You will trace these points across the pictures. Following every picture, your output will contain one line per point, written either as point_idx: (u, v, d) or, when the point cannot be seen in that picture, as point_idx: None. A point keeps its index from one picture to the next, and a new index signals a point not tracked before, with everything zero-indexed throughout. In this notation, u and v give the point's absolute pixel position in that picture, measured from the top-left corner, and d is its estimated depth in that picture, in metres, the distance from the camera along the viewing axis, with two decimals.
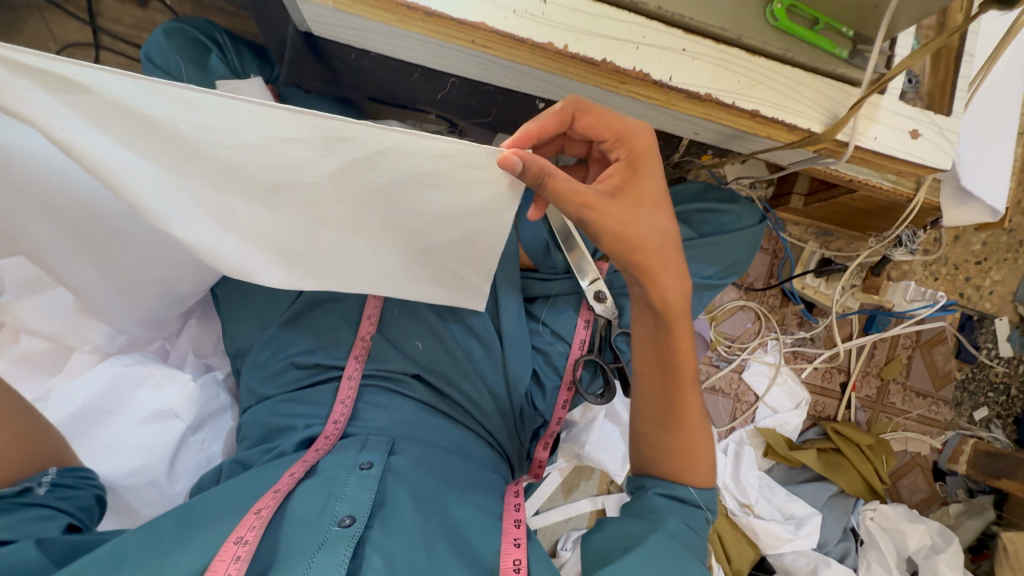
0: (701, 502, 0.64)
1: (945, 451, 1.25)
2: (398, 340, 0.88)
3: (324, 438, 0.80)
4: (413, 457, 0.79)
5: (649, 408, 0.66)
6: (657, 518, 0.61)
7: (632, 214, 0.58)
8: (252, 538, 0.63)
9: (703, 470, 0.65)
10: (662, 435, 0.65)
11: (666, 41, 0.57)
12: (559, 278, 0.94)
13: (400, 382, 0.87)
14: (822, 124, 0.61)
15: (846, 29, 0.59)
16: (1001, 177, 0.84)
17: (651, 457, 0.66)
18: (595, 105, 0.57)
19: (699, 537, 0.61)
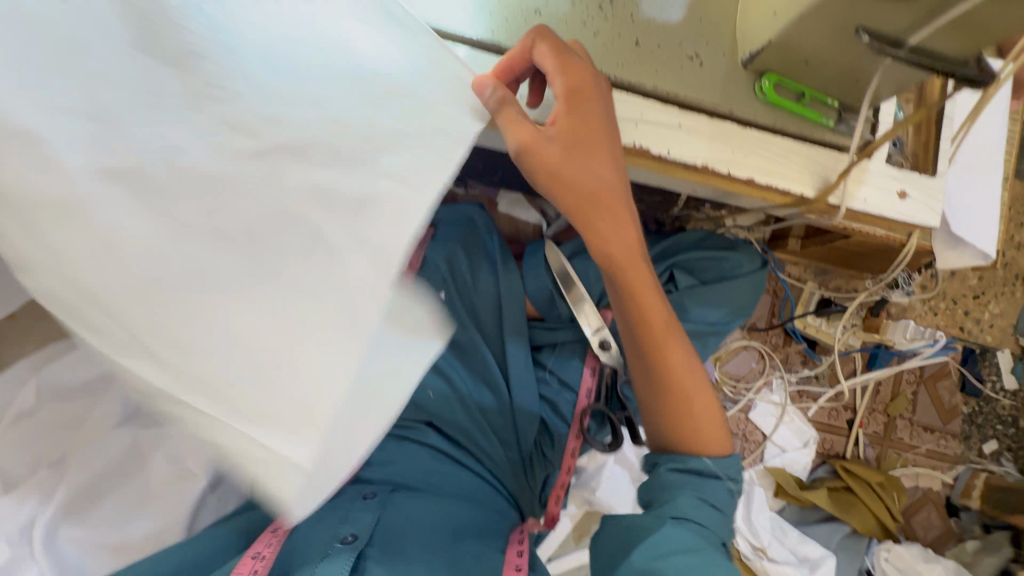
0: (721, 474, 0.61)
1: (957, 486, 1.24)
2: (411, 391, 0.93)
3: None
4: (416, 502, 0.81)
5: (639, 376, 0.65)
6: (668, 496, 0.59)
7: (576, 149, 0.54)
8: (267, 554, 0.67)
9: (717, 437, 0.63)
10: (666, 416, 0.63)
11: (661, 116, 0.61)
12: (564, 326, 0.97)
13: (411, 430, 0.92)
14: (814, 189, 0.64)
15: (831, 101, 0.63)
16: (991, 223, 0.87)
17: (658, 431, 0.65)
18: (547, 32, 0.53)
19: (717, 510, 0.59)
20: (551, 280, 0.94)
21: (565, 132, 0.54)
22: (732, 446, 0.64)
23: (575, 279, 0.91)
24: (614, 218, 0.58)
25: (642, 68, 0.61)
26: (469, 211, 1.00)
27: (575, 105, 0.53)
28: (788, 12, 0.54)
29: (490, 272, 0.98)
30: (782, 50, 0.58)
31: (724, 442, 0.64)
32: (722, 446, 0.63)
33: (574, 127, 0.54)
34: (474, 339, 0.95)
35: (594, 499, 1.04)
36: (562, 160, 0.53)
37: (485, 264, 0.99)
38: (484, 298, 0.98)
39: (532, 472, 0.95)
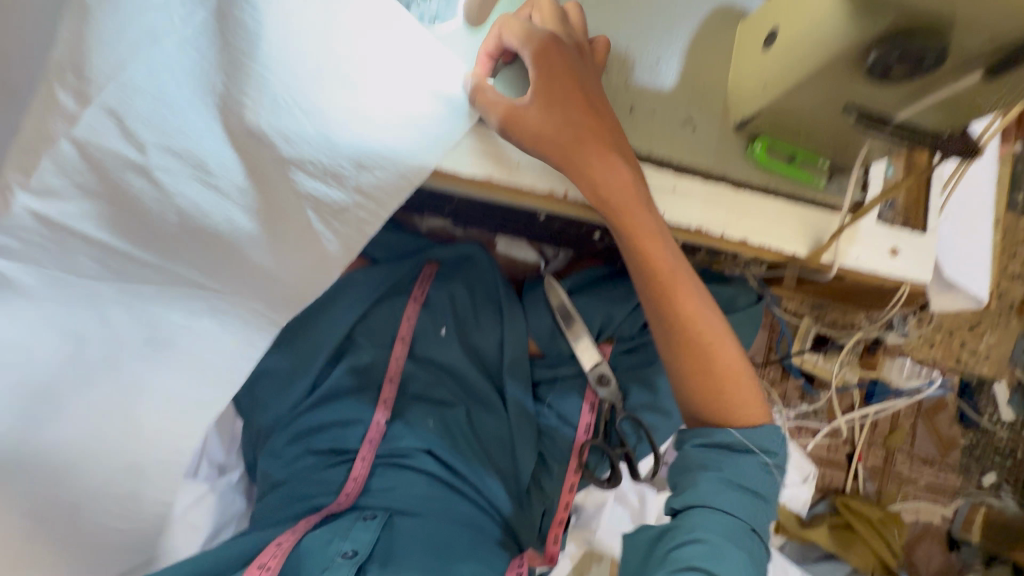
0: (751, 447, 0.63)
1: (957, 519, 1.24)
2: (410, 421, 0.93)
3: (345, 493, 0.88)
4: (414, 526, 0.86)
5: (665, 342, 0.66)
6: (692, 484, 0.62)
7: (561, 111, 0.59)
8: (273, 564, 0.75)
9: (749, 405, 0.65)
10: (696, 384, 0.65)
11: (654, 182, 0.64)
12: (564, 363, 0.97)
13: (410, 456, 0.91)
14: (808, 247, 0.66)
15: (823, 160, 0.64)
16: (982, 266, 0.88)
17: (689, 394, 0.66)
18: (506, 20, 0.59)
19: (742, 489, 0.62)
20: (553, 318, 0.96)
21: (547, 96, 0.58)
22: (767, 416, 0.67)
23: (575, 317, 0.92)
24: (611, 163, 0.60)
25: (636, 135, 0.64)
26: (469, 250, 0.99)
27: (543, 61, 0.57)
28: (776, 86, 0.56)
29: (493, 312, 0.98)
30: (772, 119, 0.60)
31: (756, 411, 0.66)
32: (754, 417, 0.65)
33: (554, 86, 0.58)
34: (472, 374, 0.96)
35: (594, 539, 1.04)
36: (547, 129, 0.59)
37: (487, 303, 0.99)
38: (486, 335, 0.98)
39: (529, 500, 0.94)
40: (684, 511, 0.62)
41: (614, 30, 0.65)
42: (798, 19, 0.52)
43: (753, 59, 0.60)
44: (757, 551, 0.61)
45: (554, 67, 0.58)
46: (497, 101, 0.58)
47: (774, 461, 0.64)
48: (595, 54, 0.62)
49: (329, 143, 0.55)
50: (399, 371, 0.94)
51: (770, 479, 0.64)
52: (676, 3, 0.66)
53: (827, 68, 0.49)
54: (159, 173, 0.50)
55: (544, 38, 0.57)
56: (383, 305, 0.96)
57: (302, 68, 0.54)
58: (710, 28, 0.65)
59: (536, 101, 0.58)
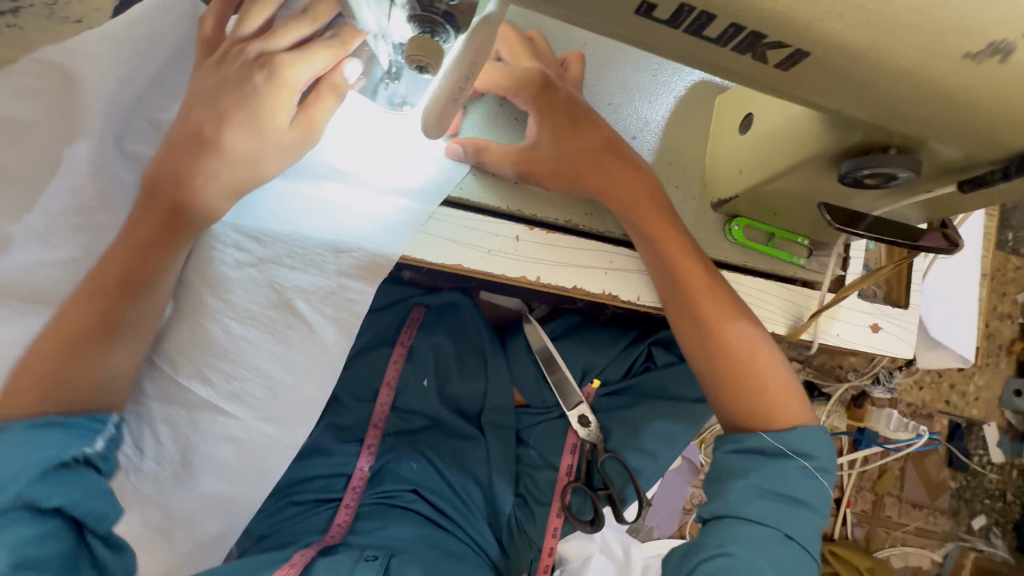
0: (787, 449, 0.56)
1: (946, 564, 1.23)
2: (393, 462, 0.86)
3: (336, 524, 0.79)
4: (415, 560, 0.72)
5: (696, 351, 0.60)
6: (720, 492, 0.56)
7: (569, 139, 0.57)
8: None
9: (782, 410, 0.58)
10: (731, 393, 0.59)
11: (631, 263, 0.63)
12: (551, 413, 0.88)
13: (398, 496, 0.83)
14: (786, 326, 0.65)
15: (802, 239, 0.64)
16: (968, 326, 0.87)
17: (721, 404, 0.60)
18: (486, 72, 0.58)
19: (781, 496, 0.54)
20: (536, 366, 0.89)
21: (552, 127, 0.57)
22: (810, 418, 0.60)
23: (560, 363, 0.86)
24: (622, 164, 0.58)
25: None
26: (452, 297, 0.92)
27: (543, 102, 0.57)
28: (751, 172, 0.55)
29: (478, 362, 0.91)
30: (749, 202, 0.59)
31: (799, 415, 0.59)
32: (789, 418, 0.58)
33: (557, 117, 0.57)
34: (458, 422, 0.89)
35: None
36: (550, 147, 0.57)
37: (472, 352, 0.92)
38: (468, 387, 0.90)
39: (514, 544, 0.86)
40: (713, 520, 0.56)
41: (598, 97, 0.63)
42: (775, 112, 0.52)
43: (730, 141, 0.59)
44: (803, 562, 0.53)
45: (557, 106, 0.57)
46: (507, 152, 0.57)
47: (817, 464, 0.56)
48: (568, 72, 0.61)
49: (302, 238, 0.58)
50: (383, 418, 0.87)
51: (814, 485, 0.55)
52: (656, 78, 0.65)
53: (801, 166, 0.49)
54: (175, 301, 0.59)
55: (537, 77, 0.57)
56: (365, 357, 0.89)
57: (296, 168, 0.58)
58: (691, 103, 0.65)
59: (544, 135, 0.57)
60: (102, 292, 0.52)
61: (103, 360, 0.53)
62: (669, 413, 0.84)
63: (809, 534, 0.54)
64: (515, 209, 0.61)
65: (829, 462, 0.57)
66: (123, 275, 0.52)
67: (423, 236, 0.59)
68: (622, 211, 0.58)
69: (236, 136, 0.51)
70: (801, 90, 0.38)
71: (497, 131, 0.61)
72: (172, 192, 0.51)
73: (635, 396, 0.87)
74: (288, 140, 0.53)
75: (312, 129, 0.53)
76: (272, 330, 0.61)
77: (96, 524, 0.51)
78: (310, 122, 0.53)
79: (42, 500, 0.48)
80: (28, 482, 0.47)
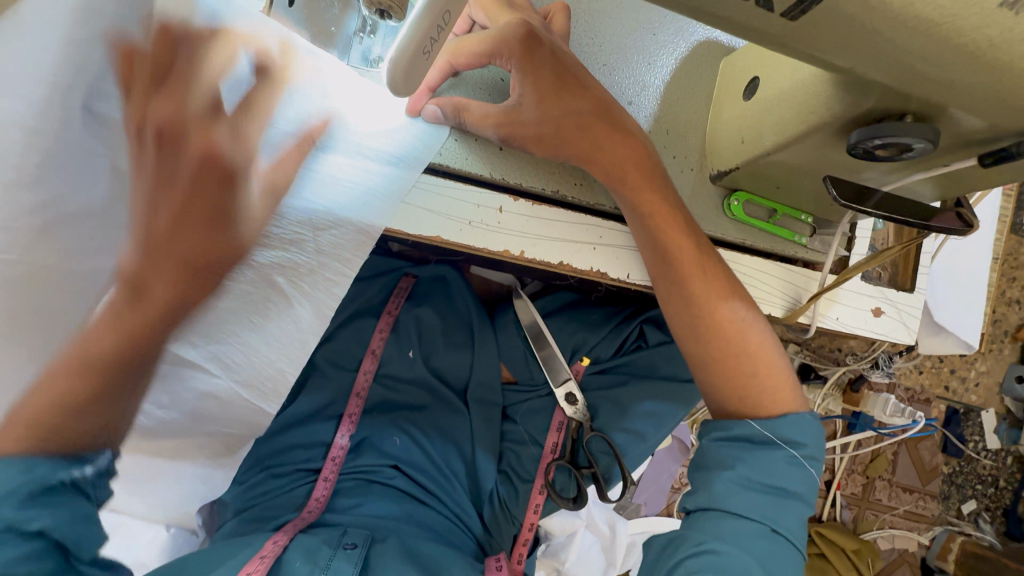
0: (775, 438, 0.54)
1: (933, 547, 1.23)
2: (375, 439, 0.84)
3: (314, 500, 0.78)
4: (397, 545, 0.71)
5: (683, 330, 0.57)
6: (704, 482, 0.54)
7: (557, 102, 0.53)
8: None
9: (773, 396, 0.56)
10: (718, 376, 0.56)
11: (621, 239, 0.60)
12: (539, 391, 0.87)
13: (378, 472, 0.82)
14: (782, 309, 0.62)
15: (806, 216, 0.60)
16: (975, 310, 0.84)
17: (708, 387, 0.57)
18: (456, 43, 0.53)
19: (767, 490, 0.52)
20: (524, 344, 0.87)
21: (536, 87, 0.52)
22: (801, 405, 0.57)
23: (549, 340, 0.84)
24: (616, 134, 0.54)
25: None
26: (441, 270, 0.91)
27: (527, 61, 0.51)
28: (754, 142, 0.51)
29: (465, 337, 0.89)
30: (751, 175, 0.55)
31: (788, 402, 0.56)
32: (779, 405, 0.56)
33: (541, 76, 0.52)
34: (443, 396, 0.87)
35: (562, 569, 0.97)
36: (535, 114, 0.53)
37: (460, 326, 0.90)
38: (453, 360, 0.88)
39: (496, 521, 0.86)
40: (696, 512, 0.54)
41: (592, 58, 0.59)
42: (785, 73, 0.47)
43: (734, 108, 0.55)
44: (789, 556, 0.51)
45: (542, 64, 0.52)
46: (488, 114, 0.53)
47: (805, 453, 0.54)
48: (551, 25, 0.56)
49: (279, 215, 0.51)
50: (366, 387, 0.85)
51: (803, 474, 0.54)
52: (656, 38, 0.60)
53: (809, 135, 0.45)
54: None
55: (519, 28, 0.51)
56: (348, 328, 0.86)
57: None
58: (693, 66, 0.60)
59: (527, 95, 0.52)
60: (94, 371, 0.43)
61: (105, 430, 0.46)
62: (659, 394, 0.82)
63: (795, 525, 0.53)
64: (499, 176, 0.57)
65: (817, 450, 0.55)
66: (128, 356, 0.44)
67: (403, 206, 0.56)
68: (610, 181, 0.55)
69: (195, 132, 0.42)
70: (810, 45, 0.34)
71: (476, 91, 0.58)
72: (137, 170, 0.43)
73: (625, 375, 0.85)
74: (237, 128, 0.45)
75: (261, 110, 0.47)
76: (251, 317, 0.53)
77: (75, 551, 0.46)
78: (257, 104, 0.46)
79: (20, 523, 0.42)
80: (12, 505, 0.41)
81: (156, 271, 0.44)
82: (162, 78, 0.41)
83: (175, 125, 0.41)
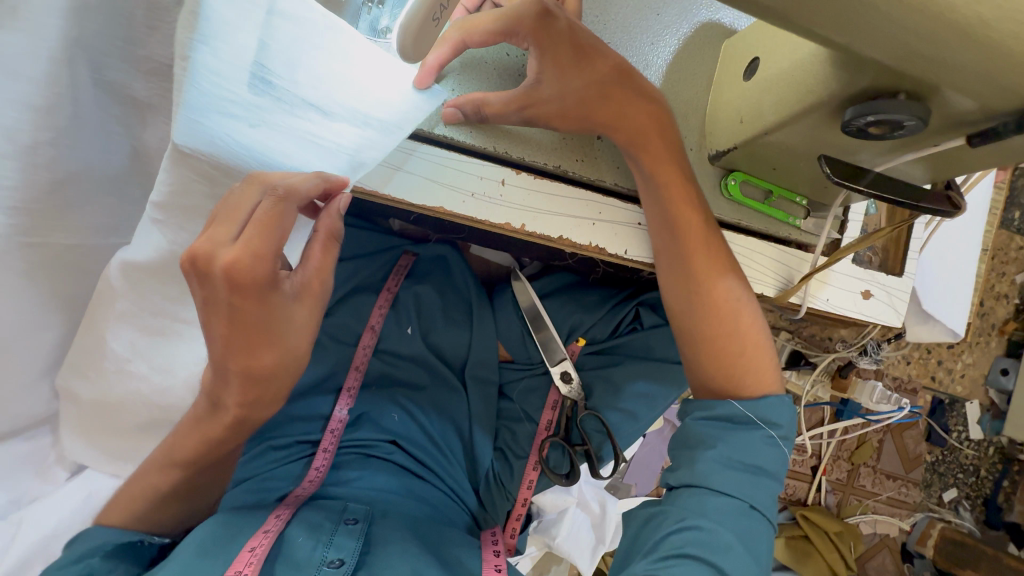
0: (754, 418, 0.55)
1: (913, 533, 1.27)
2: (373, 413, 0.86)
3: (315, 469, 0.79)
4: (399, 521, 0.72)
5: (678, 304, 0.59)
6: (689, 458, 0.56)
7: (573, 74, 0.54)
8: (263, 547, 0.61)
9: (762, 373, 0.58)
10: (712, 350, 0.57)
11: (621, 216, 0.61)
12: (534, 369, 0.89)
13: (376, 446, 0.83)
14: (774, 289, 0.63)
15: (801, 199, 0.61)
16: (962, 299, 0.86)
17: (701, 362, 0.58)
18: (474, 18, 0.53)
19: (746, 471, 0.54)
20: (522, 322, 0.89)
21: (553, 60, 0.53)
22: (779, 387, 0.59)
23: (546, 319, 0.85)
24: (627, 111, 0.55)
25: (622, 169, 0.61)
26: (441, 250, 0.92)
27: (543, 35, 0.52)
28: (753, 122, 0.52)
29: (464, 315, 0.91)
30: (748, 155, 0.56)
31: (771, 382, 0.58)
32: (765, 382, 0.57)
33: (559, 52, 0.53)
34: (439, 372, 0.89)
35: (553, 545, 1.00)
36: (550, 85, 0.54)
37: (458, 304, 0.91)
38: (451, 337, 0.89)
39: (490, 495, 0.87)
40: (677, 490, 0.56)
41: (599, 36, 0.59)
42: (786, 53, 0.48)
43: (735, 88, 0.56)
44: (764, 531, 0.53)
45: (559, 41, 0.53)
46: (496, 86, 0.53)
47: (781, 433, 0.56)
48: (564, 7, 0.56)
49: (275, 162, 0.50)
50: (365, 361, 0.87)
51: (777, 453, 0.56)
52: (660, 18, 0.61)
53: (806, 114, 0.46)
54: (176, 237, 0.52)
55: (534, 7, 0.51)
56: (347, 304, 0.87)
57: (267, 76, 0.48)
58: (698, 46, 0.61)
59: (543, 68, 0.54)
60: (172, 466, 0.59)
61: (182, 511, 0.63)
62: (652, 374, 0.84)
63: (770, 501, 0.55)
64: (503, 150, 0.58)
65: (792, 431, 0.57)
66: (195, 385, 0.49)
67: (405, 176, 0.56)
68: (630, 147, 0.56)
69: (217, 258, 0.42)
70: (809, 20, 0.35)
71: (487, 72, 0.59)
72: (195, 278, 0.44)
73: (619, 356, 0.87)
74: (248, 244, 0.43)
75: (274, 227, 0.44)
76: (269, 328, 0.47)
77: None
78: (269, 221, 0.43)
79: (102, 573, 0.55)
80: (98, 557, 0.55)
81: (219, 385, 0.50)
82: (212, 223, 0.44)
83: (205, 257, 0.43)
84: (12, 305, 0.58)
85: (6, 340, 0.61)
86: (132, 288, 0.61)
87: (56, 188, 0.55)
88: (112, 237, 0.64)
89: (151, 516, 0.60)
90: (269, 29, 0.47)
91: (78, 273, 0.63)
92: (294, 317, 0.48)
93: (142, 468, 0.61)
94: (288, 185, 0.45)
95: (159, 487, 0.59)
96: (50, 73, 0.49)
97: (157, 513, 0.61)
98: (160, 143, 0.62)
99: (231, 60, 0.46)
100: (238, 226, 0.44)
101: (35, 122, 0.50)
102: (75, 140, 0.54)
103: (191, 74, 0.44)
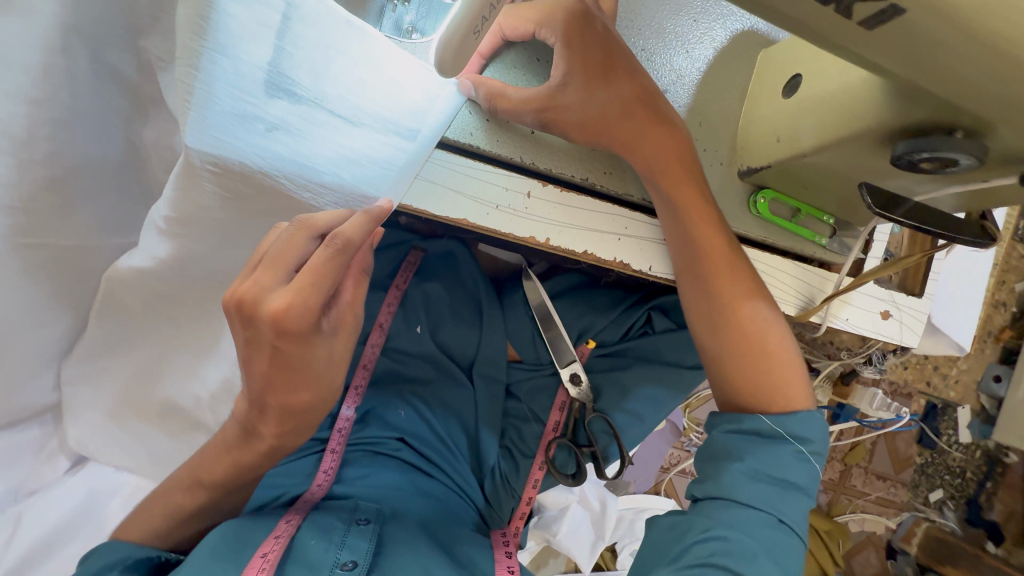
0: (784, 433, 0.55)
1: (899, 530, 1.32)
2: (381, 411, 0.85)
3: (323, 471, 0.77)
4: (411, 524, 0.71)
5: (702, 322, 0.58)
6: (716, 469, 0.55)
7: (605, 86, 0.52)
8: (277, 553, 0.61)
9: (790, 393, 0.57)
10: (737, 370, 0.57)
11: (647, 231, 0.60)
12: (543, 370, 0.88)
13: (384, 443, 0.83)
14: (796, 308, 0.63)
15: (827, 217, 0.61)
16: (970, 314, 0.86)
17: (725, 382, 0.58)
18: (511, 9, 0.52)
19: (774, 485, 0.53)
20: (532, 324, 0.87)
21: (584, 70, 0.51)
22: (809, 403, 0.58)
23: (555, 319, 0.84)
24: (657, 130, 0.54)
25: None
26: (451, 246, 0.91)
27: (576, 39, 0.50)
28: (789, 142, 0.51)
29: (472, 313, 0.89)
30: (780, 174, 0.55)
31: (799, 399, 0.57)
32: (789, 401, 0.57)
33: (590, 57, 0.51)
34: (449, 370, 0.88)
35: (553, 541, 1.01)
36: (579, 93, 0.52)
37: (468, 302, 0.90)
38: (461, 336, 0.88)
39: (498, 495, 0.87)
40: (704, 500, 0.55)
41: (631, 42, 0.57)
42: (831, 73, 0.46)
43: (769, 104, 0.54)
44: (793, 544, 0.53)
45: (591, 49, 0.51)
46: (527, 99, 0.51)
47: (811, 448, 0.55)
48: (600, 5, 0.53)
49: (303, 169, 0.50)
50: (373, 359, 0.86)
51: (808, 469, 0.55)
52: (696, 24, 0.59)
53: (848, 140, 0.45)
54: (202, 229, 0.53)
55: (569, 9, 0.49)
56: None
57: (292, 82, 0.46)
58: (732, 56, 0.59)
59: (573, 76, 0.51)
60: (208, 476, 0.59)
61: (200, 518, 0.62)
62: (661, 379, 0.84)
63: (798, 516, 0.54)
64: (529, 161, 0.56)
65: (823, 446, 0.57)
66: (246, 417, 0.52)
67: (427, 184, 0.54)
68: (655, 160, 0.54)
69: (264, 304, 0.43)
70: (877, 56, 0.34)
71: (516, 70, 0.55)
72: (239, 317, 0.44)
73: (628, 360, 0.87)
74: (298, 291, 0.42)
75: (327, 277, 0.43)
76: (306, 365, 0.46)
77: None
78: (322, 271, 0.43)
79: None
80: (118, 570, 0.55)
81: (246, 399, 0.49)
82: (259, 265, 0.44)
83: (252, 301, 0.43)
84: (13, 301, 0.56)
85: (6, 335, 0.58)
86: (140, 284, 0.60)
87: (56, 182, 0.51)
88: (115, 235, 0.62)
89: (170, 522, 0.61)
90: (288, 36, 0.45)
91: (79, 267, 0.60)
92: (333, 353, 0.48)
93: (167, 483, 0.62)
94: (344, 235, 0.43)
95: (188, 500, 0.60)
96: (45, 64, 0.46)
97: (175, 519, 0.61)
98: (158, 139, 0.58)
99: (252, 74, 0.45)
100: (287, 269, 0.44)
101: (32, 114, 0.47)
102: (77, 131, 0.51)
103: (213, 88, 0.44)
